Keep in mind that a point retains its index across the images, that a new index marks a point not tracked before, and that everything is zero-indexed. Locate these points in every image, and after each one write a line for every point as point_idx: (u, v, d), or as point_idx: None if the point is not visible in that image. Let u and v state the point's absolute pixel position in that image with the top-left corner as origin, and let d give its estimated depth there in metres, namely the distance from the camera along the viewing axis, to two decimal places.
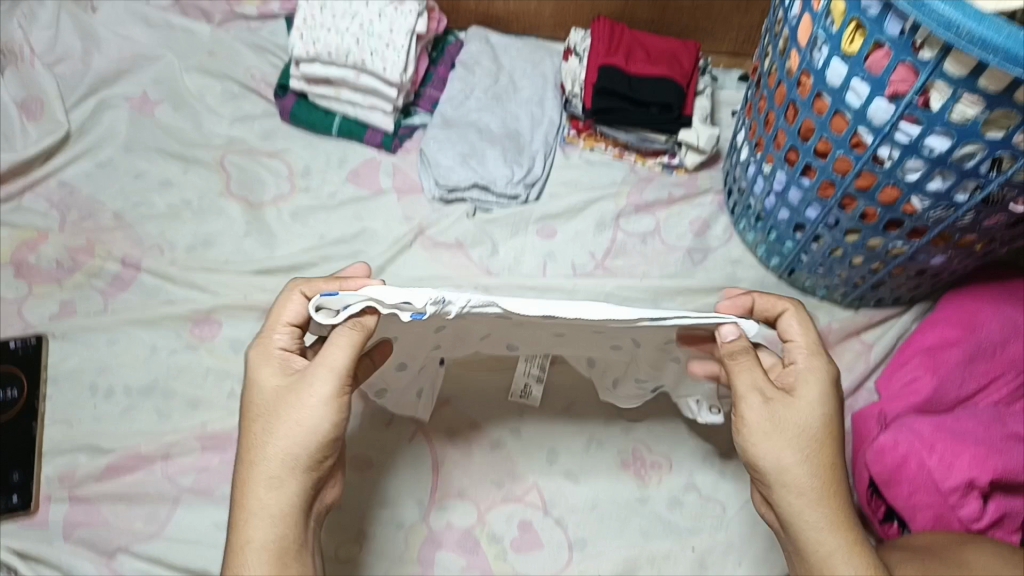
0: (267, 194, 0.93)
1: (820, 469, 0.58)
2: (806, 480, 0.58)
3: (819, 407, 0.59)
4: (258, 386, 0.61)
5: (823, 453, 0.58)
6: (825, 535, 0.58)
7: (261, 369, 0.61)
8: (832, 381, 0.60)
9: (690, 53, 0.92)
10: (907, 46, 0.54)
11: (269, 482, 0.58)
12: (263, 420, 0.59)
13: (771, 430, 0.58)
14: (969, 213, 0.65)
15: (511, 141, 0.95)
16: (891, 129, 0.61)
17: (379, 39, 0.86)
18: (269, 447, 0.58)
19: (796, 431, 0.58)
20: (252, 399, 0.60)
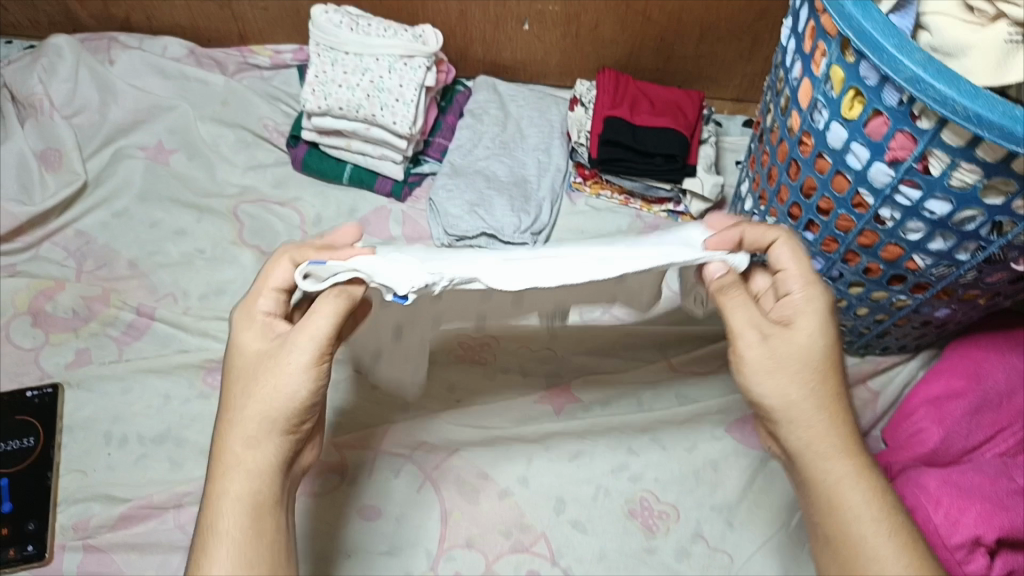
0: (279, 242, 0.95)
1: (824, 407, 0.55)
2: (810, 421, 0.55)
3: (818, 336, 0.55)
4: (239, 347, 0.57)
5: (825, 389, 0.55)
6: (831, 471, 0.56)
7: (239, 331, 0.57)
8: (832, 309, 0.56)
9: (694, 103, 0.94)
10: (905, 115, 0.55)
11: (247, 439, 0.55)
12: (242, 380, 0.55)
13: (771, 362, 0.55)
14: (971, 271, 0.66)
15: (519, 190, 0.96)
16: (892, 192, 0.62)
17: (389, 94, 0.88)
18: (249, 406, 0.55)
19: (797, 363, 0.55)
20: (232, 359, 0.57)
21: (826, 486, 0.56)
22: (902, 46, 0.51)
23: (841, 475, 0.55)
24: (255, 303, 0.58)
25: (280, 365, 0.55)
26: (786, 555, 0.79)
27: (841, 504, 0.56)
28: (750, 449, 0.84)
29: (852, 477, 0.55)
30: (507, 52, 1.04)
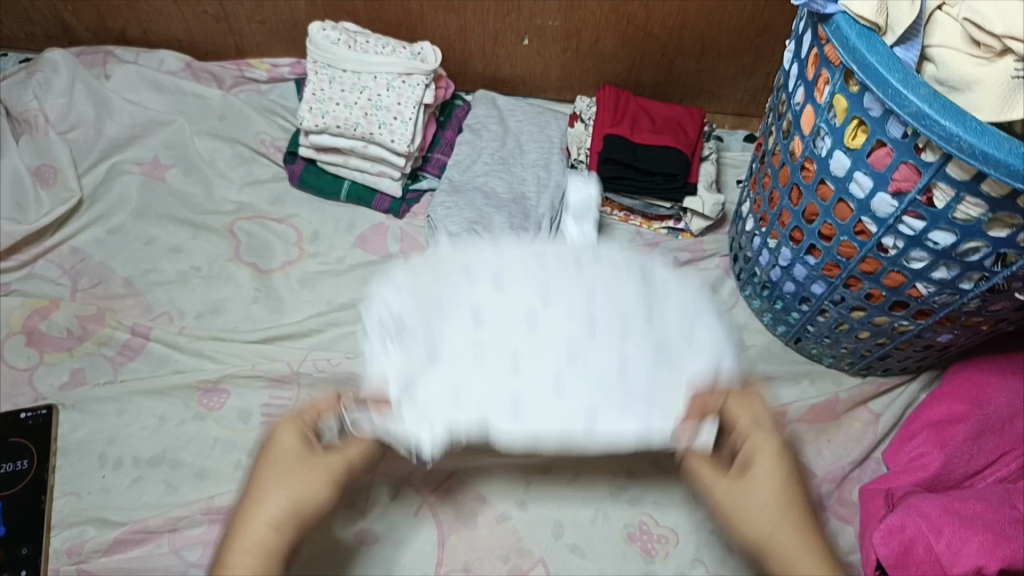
0: (276, 261, 0.94)
1: (800, 535, 0.52)
2: (788, 556, 0.51)
3: (781, 471, 0.54)
4: (275, 445, 0.56)
5: (794, 518, 0.52)
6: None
7: (281, 427, 0.58)
8: (783, 452, 0.55)
9: (694, 121, 0.93)
10: (909, 148, 0.55)
11: (273, 524, 0.53)
12: (277, 473, 0.55)
13: (734, 498, 0.53)
14: (975, 301, 0.65)
15: (518, 207, 0.95)
16: (895, 222, 0.61)
17: (387, 112, 0.87)
18: (281, 492, 0.54)
19: (762, 500, 0.52)
20: (266, 455, 0.56)
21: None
22: (906, 81, 0.50)
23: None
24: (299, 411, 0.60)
25: (322, 468, 0.56)
26: None
27: None
28: None
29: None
30: (507, 66, 1.03)
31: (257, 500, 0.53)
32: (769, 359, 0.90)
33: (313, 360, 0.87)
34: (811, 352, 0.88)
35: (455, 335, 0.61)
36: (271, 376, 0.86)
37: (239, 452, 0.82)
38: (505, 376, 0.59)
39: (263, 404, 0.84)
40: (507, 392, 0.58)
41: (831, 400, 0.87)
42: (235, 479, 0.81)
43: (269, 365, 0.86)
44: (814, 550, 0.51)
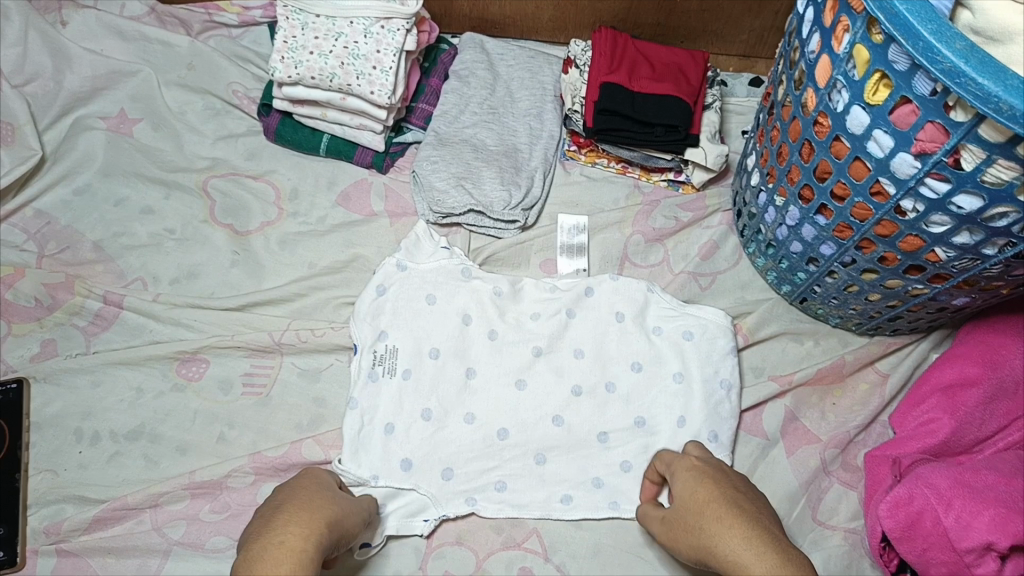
0: (253, 222, 0.89)
1: (719, 522, 0.60)
2: (717, 543, 0.59)
3: (695, 485, 0.65)
4: (306, 477, 0.69)
5: (709, 514, 0.61)
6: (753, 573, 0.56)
7: (306, 471, 0.70)
8: (696, 482, 0.65)
9: (698, 65, 0.86)
10: (937, 106, 0.50)
11: (305, 532, 0.58)
12: (310, 490, 0.65)
13: (678, 532, 0.64)
14: (998, 266, 0.61)
15: (509, 160, 0.90)
16: (916, 184, 0.56)
17: (365, 61, 0.80)
18: (318, 508, 0.62)
19: (687, 515, 0.63)
20: (294, 480, 0.68)
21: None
22: (940, 33, 0.45)
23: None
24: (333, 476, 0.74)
25: (345, 506, 0.65)
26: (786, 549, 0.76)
27: None
28: (751, 436, 0.81)
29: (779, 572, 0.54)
30: (495, 5, 0.95)
31: (292, 500, 0.63)
32: (774, 320, 0.85)
33: (295, 329, 0.82)
34: (817, 312, 0.84)
35: (453, 494, 0.77)
36: (252, 346, 0.82)
37: (221, 425, 0.80)
38: (490, 491, 0.78)
39: (244, 373, 0.82)
40: (491, 480, 0.78)
41: (838, 363, 0.83)
42: (218, 453, 0.78)
43: (249, 333, 0.82)
44: (736, 526, 0.59)
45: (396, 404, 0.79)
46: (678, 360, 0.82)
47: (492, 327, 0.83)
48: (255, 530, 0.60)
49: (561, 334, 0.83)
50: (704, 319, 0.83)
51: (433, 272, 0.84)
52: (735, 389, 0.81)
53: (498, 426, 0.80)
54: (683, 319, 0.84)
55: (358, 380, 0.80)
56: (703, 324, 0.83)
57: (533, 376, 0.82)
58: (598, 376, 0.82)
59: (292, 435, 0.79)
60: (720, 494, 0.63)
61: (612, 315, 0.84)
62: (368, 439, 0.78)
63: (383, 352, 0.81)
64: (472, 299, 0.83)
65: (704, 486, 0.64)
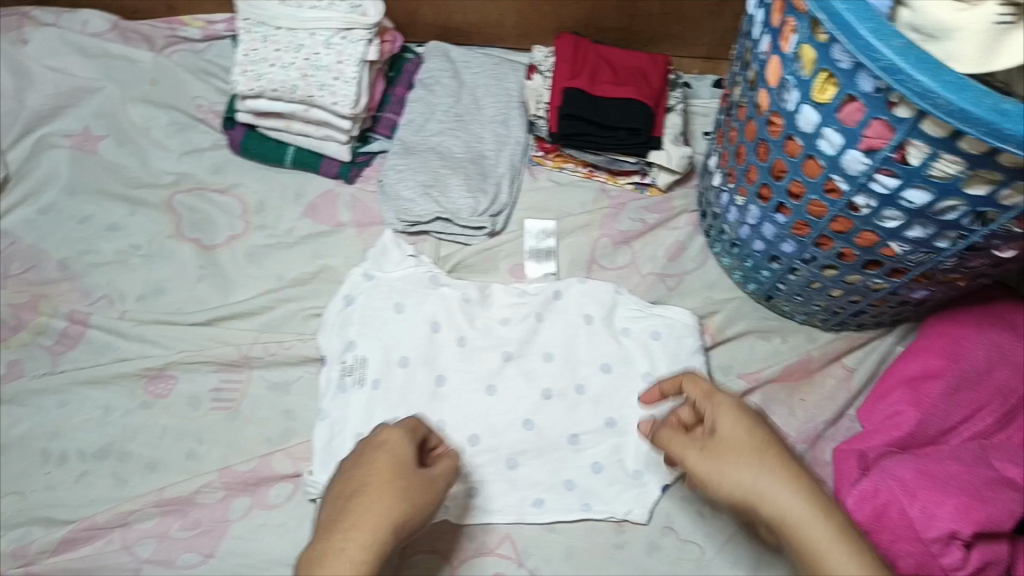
0: (220, 236, 0.89)
1: (789, 480, 0.55)
2: (778, 494, 0.55)
3: (748, 426, 0.60)
4: (389, 443, 0.63)
5: (775, 465, 0.56)
6: (823, 544, 0.53)
7: (391, 431, 0.65)
8: (750, 420, 0.60)
9: (659, 68, 0.87)
10: (881, 103, 0.51)
11: (366, 542, 0.56)
12: (383, 473, 0.60)
13: (720, 470, 0.58)
14: (952, 258, 0.62)
15: (476, 167, 0.91)
16: (867, 180, 0.57)
17: (326, 72, 0.81)
18: (384, 506, 0.58)
19: (743, 457, 0.57)
20: (377, 447, 0.63)
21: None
22: (879, 31, 0.46)
23: (847, 558, 0.52)
24: (399, 422, 0.67)
25: (422, 492, 0.61)
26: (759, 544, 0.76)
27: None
28: None
29: (853, 557, 0.52)
30: (459, 14, 0.96)
31: (362, 490, 0.59)
32: (741, 318, 0.87)
33: (263, 342, 0.83)
34: (783, 308, 0.85)
35: None
36: (220, 360, 0.82)
37: (190, 440, 0.80)
38: (463, 497, 0.78)
39: (213, 389, 0.82)
40: (464, 486, 0.78)
41: (803, 358, 0.84)
42: (187, 470, 0.78)
43: (217, 348, 0.82)
44: (804, 487, 0.55)
45: (366, 413, 0.79)
46: (646, 360, 0.83)
47: (461, 333, 0.83)
48: (333, 512, 0.59)
49: (530, 338, 0.84)
50: (672, 318, 0.84)
51: (401, 280, 0.84)
52: None
53: (469, 433, 0.80)
54: (652, 319, 0.84)
55: (326, 391, 0.80)
56: (670, 323, 0.84)
57: (503, 381, 0.82)
58: (568, 379, 0.82)
59: (261, 449, 0.79)
60: (786, 452, 0.58)
61: (581, 317, 0.85)
62: (338, 448, 0.78)
63: (352, 362, 0.81)
64: (440, 305, 0.84)
65: (759, 428, 0.59)
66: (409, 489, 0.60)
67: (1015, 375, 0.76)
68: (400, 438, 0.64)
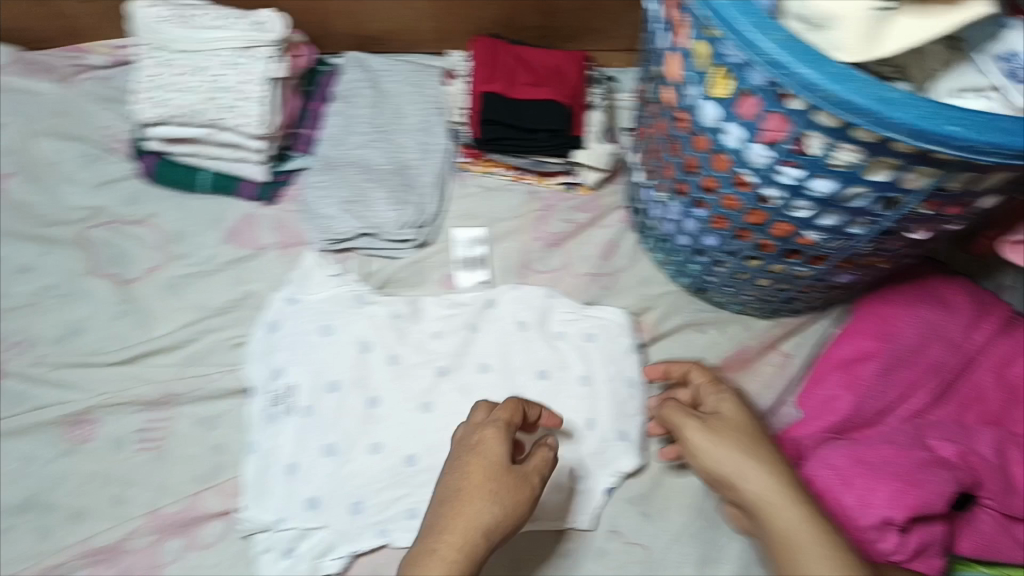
0: (136, 269, 0.86)
1: (768, 465, 0.66)
2: (762, 481, 0.65)
3: (745, 416, 0.71)
4: (482, 443, 0.68)
5: (763, 454, 0.67)
6: (791, 524, 0.63)
7: (485, 431, 0.69)
8: (743, 413, 0.72)
9: (576, 65, 0.86)
10: (774, 96, 0.50)
11: (458, 542, 0.63)
12: (478, 474, 0.66)
13: (717, 448, 0.68)
14: (868, 244, 0.62)
15: (400, 179, 0.88)
16: (772, 173, 0.56)
17: (230, 93, 0.78)
18: (477, 509, 0.64)
19: (735, 441, 0.68)
20: (471, 445, 0.69)
21: (799, 549, 0.62)
22: (758, 26, 0.45)
23: (831, 572, 0.60)
24: (494, 417, 0.70)
25: (516, 495, 0.66)
26: (704, 540, 0.77)
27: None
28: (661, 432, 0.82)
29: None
30: (373, 22, 0.93)
31: (455, 491, 0.66)
32: (677, 312, 0.86)
33: (188, 377, 0.82)
34: (717, 300, 0.84)
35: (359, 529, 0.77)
36: (145, 401, 0.81)
37: (116, 486, 0.78)
38: (401, 519, 0.77)
39: (138, 430, 0.80)
40: (402, 507, 0.78)
41: (740, 349, 0.84)
42: (113, 516, 0.77)
43: (140, 388, 0.81)
44: (778, 474, 0.66)
45: (298, 442, 0.78)
46: (582, 363, 0.82)
47: (392, 351, 0.82)
48: (440, 502, 0.66)
49: (464, 350, 0.83)
50: (605, 318, 0.83)
51: (326, 302, 0.83)
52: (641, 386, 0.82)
53: (407, 453, 0.79)
54: (585, 322, 0.84)
55: (256, 423, 0.80)
56: (604, 324, 0.83)
57: (439, 397, 0.81)
58: (504, 390, 0.81)
59: (189, 488, 0.79)
60: (770, 447, 0.68)
61: (514, 325, 0.83)
62: (271, 481, 0.78)
63: (280, 390, 0.80)
64: (370, 324, 0.82)
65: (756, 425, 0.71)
66: (506, 486, 0.66)
67: (947, 351, 0.77)
68: (512, 414, 0.71)
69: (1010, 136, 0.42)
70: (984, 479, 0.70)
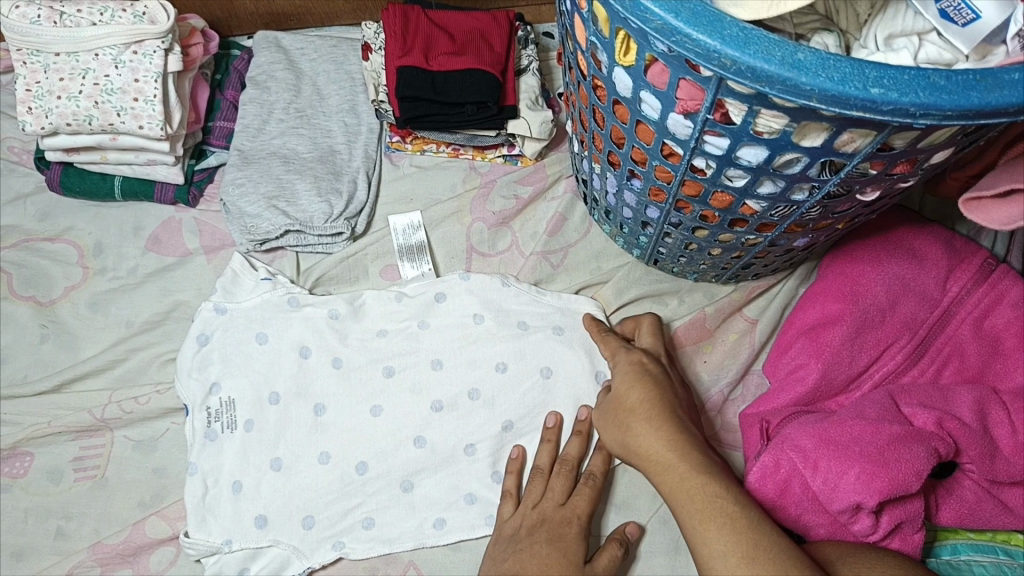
0: (57, 289, 0.81)
1: (645, 431, 0.64)
2: (639, 446, 0.64)
3: (631, 380, 0.68)
4: (566, 538, 0.66)
5: (638, 417, 0.65)
6: (669, 490, 0.62)
7: (568, 527, 0.67)
8: (640, 372, 0.69)
9: (501, 28, 0.78)
10: (681, 63, 0.43)
11: None
12: (562, 573, 0.64)
13: (608, 421, 0.68)
14: (815, 208, 0.56)
15: (325, 166, 0.83)
16: (697, 144, 0.50)
17: (122, 94, 0.72)
18: None
19: (618, 418, 0.67)
20: (557, 535, 0.67)
21: (681, 516, 0.61)
22: None
23: (709, 534, 0.58)
24: (569, 510, 0.68)
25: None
26: (674, 528, 0.72)
27: (700, 551, 0.59)
28: None
29: (724, 545, 0.57)
30: None
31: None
32: (633, 285, 0.80)
33: (117, 400, 0.76)
34: (673, 270, 0.79)
35: (316, 549, 0.71)
36: (77, 428, 0.75)
37: (57, 518, 0.73)
38: (358, 532, 0.71)
39: (73, 459, 0.75)
40: (360, 516, 0.72)
41: (699, 319, 0.78)
42: (57, 551, 0.72)
43: (69, 415, 0.75)
44: (664, 430, 0.64)
45: (242, 459, 0.73)
46: (542, 354, 0.77)
47: (335, 354, 0.76)
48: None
49: (413, 347, 0.77)
50: (571, 308, 0.79)
51: (257, 308, 0.77)
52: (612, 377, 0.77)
53: (356, 460, 0.73)
54: (550, 312, 0.79)
55: (193, 442, 0.73)
56: (568, 315, 0.79)
57: (389, 399, 0.75)
58: (459, 386, 0.76)
59: (134, 515, 0.73)
60: (661, 402, 0.66)
61: (469, 318, 0.78)
62: (214, 502, 0.72)
63: (218, 406, 0.74)
64: (306, 328, 0.77)
65: (642, 381, 0.68)
66: None
67: (920, 307, 0.71)
68: (585, 514, 0.68)
69: (939, 94, 0.36)
70: (963, 446, 0.65)
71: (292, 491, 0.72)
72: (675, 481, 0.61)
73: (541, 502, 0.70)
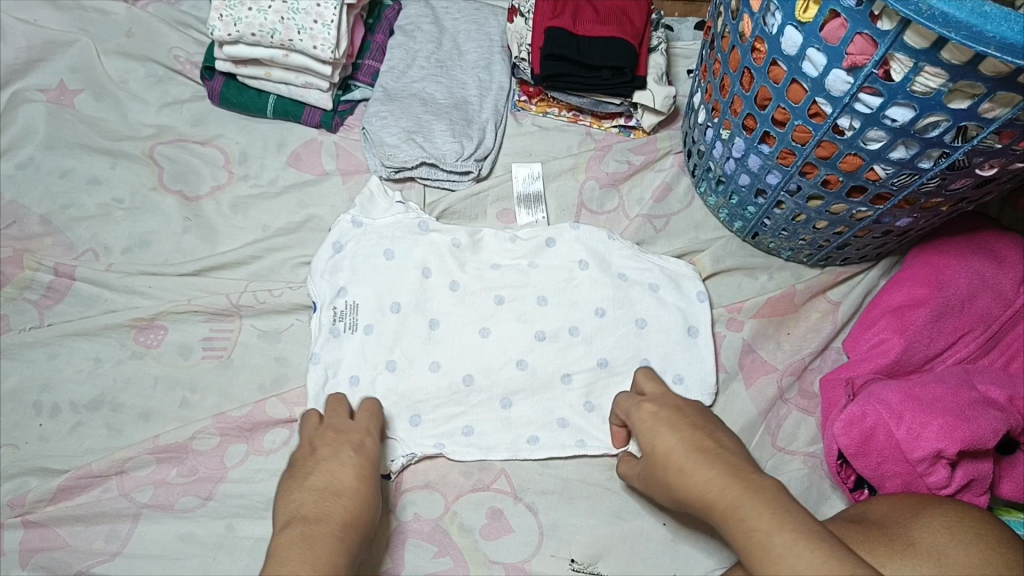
0: (203, 187, 0.88)
1: (684, 483, 0.57)
2: (687, 497, 0.57)
3: (655, 434, 0.62)
4: (366, 449, 0.67)
5: (670, 473, 0.59)
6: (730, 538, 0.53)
7: (366, 440, 0.68)
8: (659, 424, 0.62)
9: (641, 7, 0.86)
10: (864, 17, 0.51)
11: (344, 520, 0.59)
12: (364, 480, 0.63)
13: (654, 485, 0.62)
14: (934, 180, 0.62)
15: (460, 113, 0.90)
16: (851, 100, 0.58)
17: (305, 15, 0.80)
18: (344, 507, 0.60)
19: (659, 481, 0.60)
20: (358, 446, 0.67)
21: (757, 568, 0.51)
22: None
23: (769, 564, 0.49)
24: (364, 428, 0.70)
25: (369, 504, 0.61)
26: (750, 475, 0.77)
27: None
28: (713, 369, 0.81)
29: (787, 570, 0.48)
30: None
31: (355, 488, 0.61)
32: (728, 256, 0.87)
33: (252, 290, 0.82)
34: (769, 245, 0.86)
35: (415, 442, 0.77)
36: (208, 311, 0.82)
37: (184, 389, 0.79)
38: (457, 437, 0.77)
39: (203, 338, 0.81)
40: (461, 423, 0.78)
41: (789, 293, 0.84)
42: (180, 417, 0.78)
43: (205, 298, 0.82)
44: (697, 471, 0.56)
45: (360, 356, 0.79)
46: (639, 306, 0.83)
47: (453, 278, 0.83)
48: (310, 492, 0.61)
49: (523, 282, 0.84)
50: (669, 269, 0.85)
51: (389, 227, 0.84)
52: (705, 335, 0.82)
53: (463, 372, 0.80)
54: (649, 269, 0.85)
55: (318, 337, 0.80)
56: (667, 275, 0.84)
57: (497, 323, 0.82)
58: (560, 321, 0.82)
59: (255, 395, 0.79)
60: (681, 441, 0.59)
61: (575, 263, 0.84)
62: (333, 390, 0.78)
63: (343, 308, 0.81)
64: (430, 251, 0.84)
65: (660, 436, 0.61)
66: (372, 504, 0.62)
67: (996, 304, 0.78)
68: (355, 434, 0.68)
69: None
70: None
71: (399, 395, 0.78)
72: (717, 519, 0.54)
73: (329, 422, 0.70)
